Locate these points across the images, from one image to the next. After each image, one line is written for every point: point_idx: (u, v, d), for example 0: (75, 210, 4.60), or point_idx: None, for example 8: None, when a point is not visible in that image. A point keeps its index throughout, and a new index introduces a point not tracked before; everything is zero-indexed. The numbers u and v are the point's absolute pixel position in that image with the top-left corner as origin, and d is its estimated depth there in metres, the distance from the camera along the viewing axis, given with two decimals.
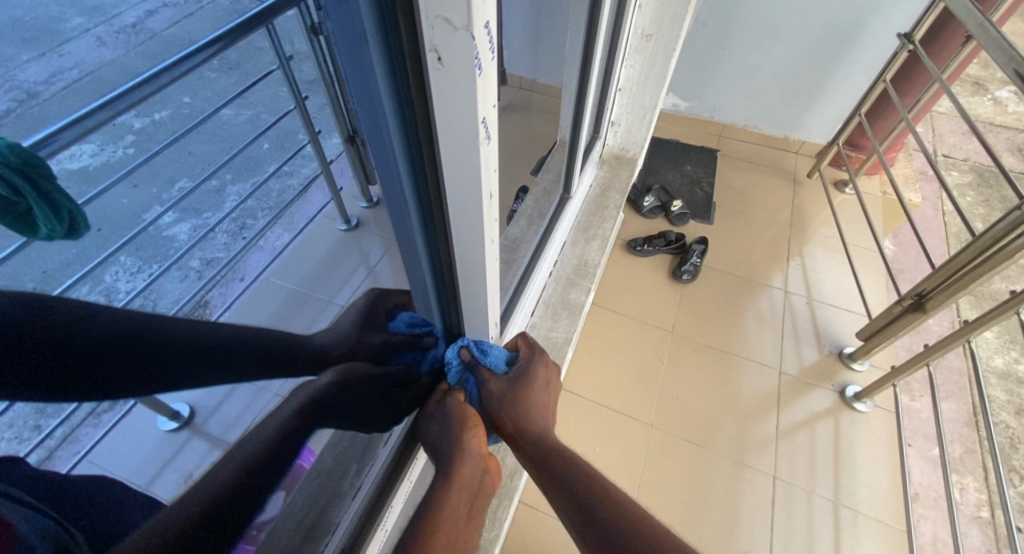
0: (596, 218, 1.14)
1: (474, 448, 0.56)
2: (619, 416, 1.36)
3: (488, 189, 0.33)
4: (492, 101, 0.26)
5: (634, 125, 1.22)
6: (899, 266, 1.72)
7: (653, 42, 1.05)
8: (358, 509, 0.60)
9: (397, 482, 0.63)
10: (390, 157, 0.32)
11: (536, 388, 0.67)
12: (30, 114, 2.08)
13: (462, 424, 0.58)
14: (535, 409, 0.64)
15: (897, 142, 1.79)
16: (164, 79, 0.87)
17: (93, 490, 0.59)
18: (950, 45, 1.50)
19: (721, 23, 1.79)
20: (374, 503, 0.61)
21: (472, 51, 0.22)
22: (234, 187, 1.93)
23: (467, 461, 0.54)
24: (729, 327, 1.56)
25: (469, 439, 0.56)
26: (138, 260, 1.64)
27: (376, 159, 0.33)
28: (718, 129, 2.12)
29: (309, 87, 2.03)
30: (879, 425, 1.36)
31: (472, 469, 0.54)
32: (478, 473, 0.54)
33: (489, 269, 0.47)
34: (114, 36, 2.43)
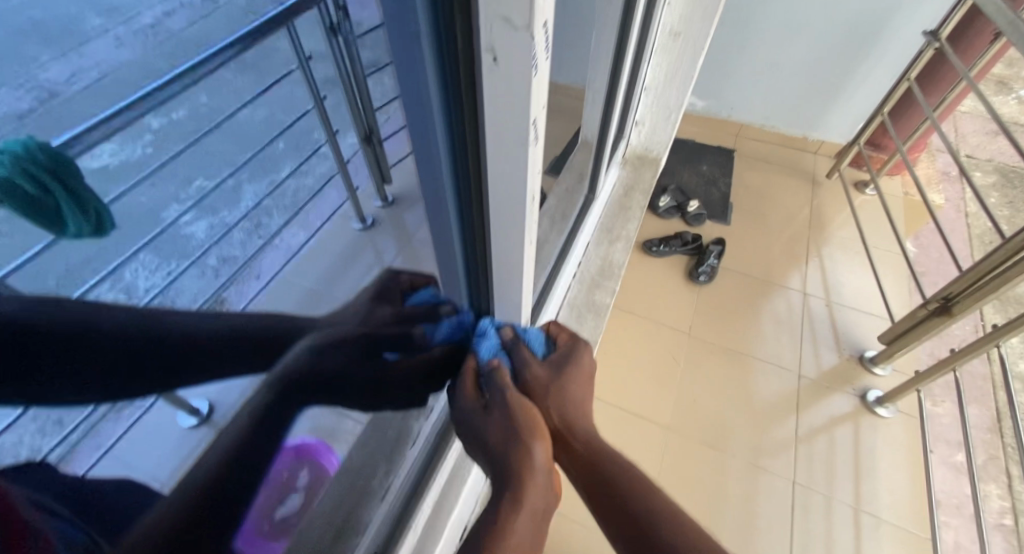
0: (619, 218, 1.13)
1: (537, 460, 0.52)
2: (635, 418, 1.35)
3: (532, 191, 0.33)
4: (543, 101, 0.26)
5: (658, 124, 1.21)
6: (921, 269, 1.68)
7: (682, 40, 1.04)
8: (389, 507, 0.63)
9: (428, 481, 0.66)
10: (436, 170, 0.31)
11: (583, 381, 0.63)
12: None
13: (525, 435, 0.53)
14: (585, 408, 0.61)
15: (920, 141, 1.76)
16: (189, 79, 0.88)
17: (121, 492, 0.58)
18: (978, 42, 1.46)
19: (740, 20, 1.77)
20: (406, 502, 0.64)
21: (530, 52, 0.21)
22: (250, 185, 1.95)
23: (533, 477, 0.51)
24: (747, 329, 1.54)
25: (531, 449, 0.52)
26: (158, 258, 1.66)
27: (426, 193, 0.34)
28: (735, 129, 2.10)
29: (326, 86, 2.05)
30: (901, 431, 1.34)
31: (540, 489, 0.51)
32: (544, 495, 0.52)
33: (525, 276, 0.46)
34: None
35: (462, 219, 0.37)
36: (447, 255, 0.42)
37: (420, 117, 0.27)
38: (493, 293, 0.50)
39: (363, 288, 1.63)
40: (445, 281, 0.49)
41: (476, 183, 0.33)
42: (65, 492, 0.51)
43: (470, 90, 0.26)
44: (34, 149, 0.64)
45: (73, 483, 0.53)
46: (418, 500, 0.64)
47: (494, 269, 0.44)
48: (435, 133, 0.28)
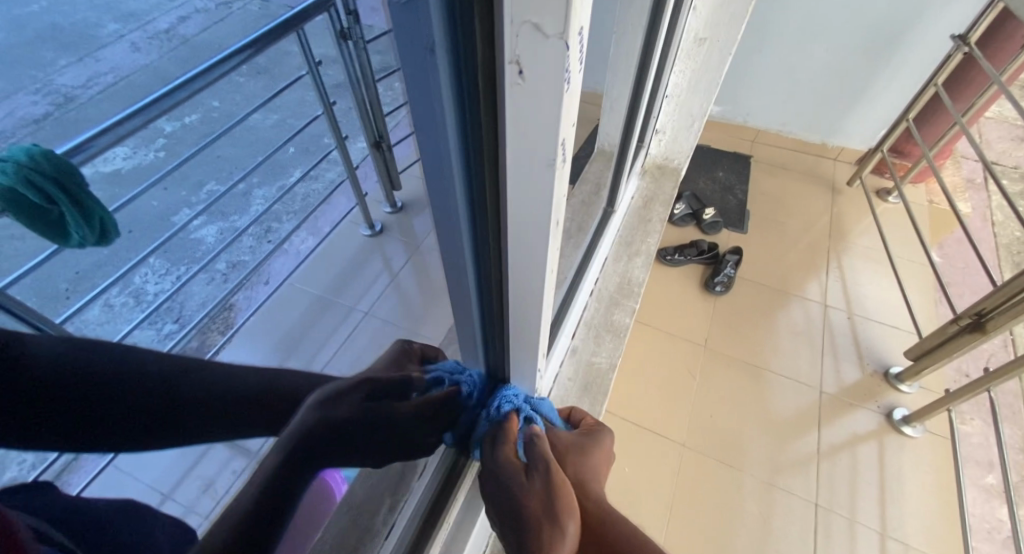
0: (638, 232, 1.09)
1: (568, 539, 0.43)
2: (649, 434, 1.30)
3: (556, 216, 0.29)
4: (572, 120, 0.23)
5: (679, 133, 1.17)
6: (948, 280, 1.62)
7: (707, 47, 1.00)
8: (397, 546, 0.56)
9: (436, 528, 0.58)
10: (450, 195, 0.28)
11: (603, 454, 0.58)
12: (67, 117, 2.15)
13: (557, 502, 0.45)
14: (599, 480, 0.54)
15: (946, 148, 1.70)
16: (196, 85, 0.87)
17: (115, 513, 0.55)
18: (1010, 45, 1.41)
19: (759, 25, 1.73)
20: (414, 543, 0.56)
21: (563, 62, 0.18)
22: (260, 190, 1.93)
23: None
24: (766, 341, 1.49)
25: (564, 523, 0.44)
26: (167, 262, 1.65)
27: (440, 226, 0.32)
28: (752, 135, 2.05)
29: (336, 91, 2.04)
30: (928, 451, 1.28)
31: None
32: None
33: (545, 304, 0.42)
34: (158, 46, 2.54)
35: (477, 246, 0.34)
36: (458, 281, 0.40)
37: (437, 150, 0.25)
38: (509, 323, 0.46)
39: (370, 296, 1.60)
40: (456, 306, 0.46)
41: (494, 208, 0.30)
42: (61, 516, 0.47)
43: (490, 124, 0.24)
44: (36, 159, 0.62)
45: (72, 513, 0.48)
46: (439, 519, 0.58)
47: (511, 301, 0.41)
48: (452, 173, 0.26)
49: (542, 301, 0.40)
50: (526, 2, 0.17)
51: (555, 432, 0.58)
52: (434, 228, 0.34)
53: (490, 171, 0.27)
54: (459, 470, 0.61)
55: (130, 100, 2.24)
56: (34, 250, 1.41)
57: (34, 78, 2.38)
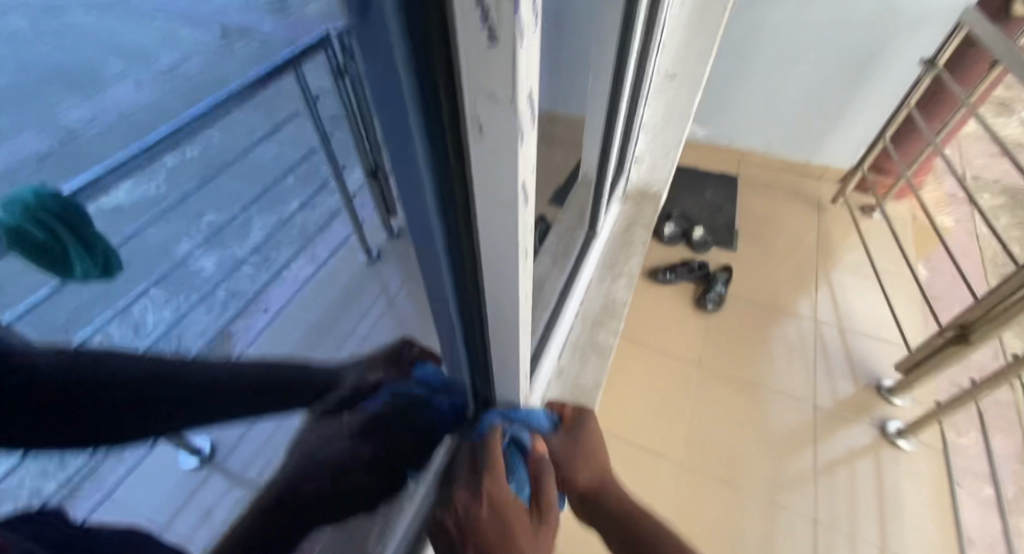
0: (620, 254, 1.13)
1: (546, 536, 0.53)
2: (644, 453, 1.31)
3: (524, 248, 0.32)
4: (531, 166, 0.26)
5: (657, 160, 1.22)
6: (935, 293, 1.65)
7: (677, 81, 1.05)
8: None
9: None
10: (427, 225, 0.30)
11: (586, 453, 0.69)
12: (72, 154, 2.22)
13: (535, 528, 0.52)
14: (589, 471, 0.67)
15: (925, 166, 1.75)
16: (198, 124, 0.92)
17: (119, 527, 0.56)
18: (976, 68, 1.47)
19: (738, 51, 1.80)
20: None
21: (515, 124, 0.22)
22: (259, 220, 1.98)
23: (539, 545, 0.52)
24: (759, 358, 1.51)
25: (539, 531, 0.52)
26: (166, 293, 1.68)
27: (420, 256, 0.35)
28: (737, 156, 2.11)
29: (333, 123, 2.11)
30: (924, 464, 1.28)
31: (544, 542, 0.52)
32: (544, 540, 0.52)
33: (524, 327, 0.44)
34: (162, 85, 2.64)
35: (456, 277, 0.36)
36: (441, 309, 0.41)
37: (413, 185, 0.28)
38: (491, 350, 0.48)
39: (366, 322, 1.62)
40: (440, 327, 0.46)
41: (467, 241, 0.32)
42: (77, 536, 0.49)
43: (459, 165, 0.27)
44: (41, 198, 0.67)
45: (74, 537, 0.49)
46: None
47: (489, 325, 0.43)
48: (428, 208, 0.29)
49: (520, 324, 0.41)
50: (481, 77, 0.20)
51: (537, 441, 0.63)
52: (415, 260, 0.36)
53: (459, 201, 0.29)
54: None
55: (134, 136, 2.31)
56: (36, 285, 1.44)
57: (41, 116, 2.46)
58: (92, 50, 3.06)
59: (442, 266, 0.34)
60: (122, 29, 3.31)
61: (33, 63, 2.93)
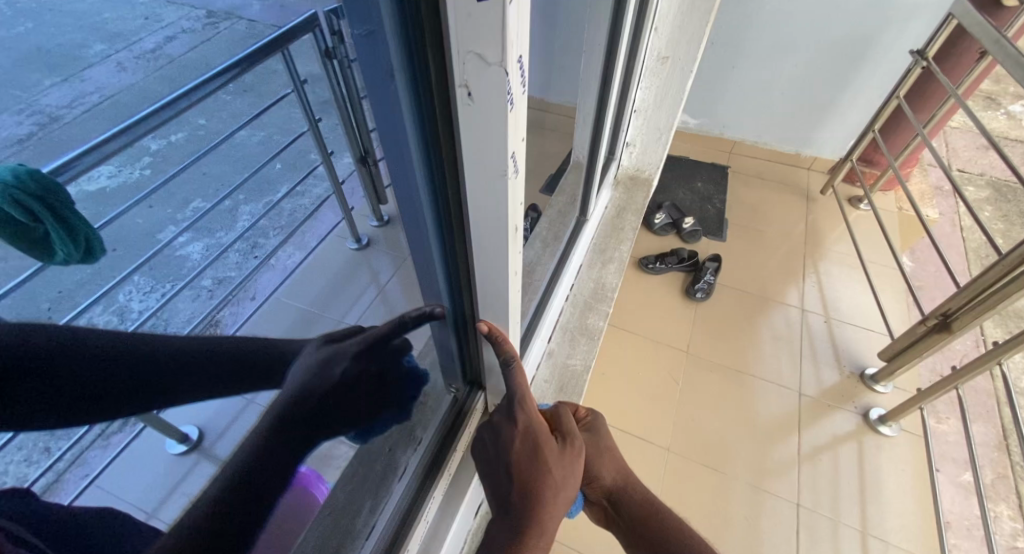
0: (611, 240, 1.13)
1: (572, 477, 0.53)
2: (633, 439, 1.32)
3: (514, 221, 0.32)
4: (522, 134, 0.26)
5: (649, 145, 1.22)
6: (919, 283, 1.67)
7: (669, 65, 1.05)
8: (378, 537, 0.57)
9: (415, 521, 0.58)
10: (413, 193, 0.30)
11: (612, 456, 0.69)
12: (50, 137, 2.16)
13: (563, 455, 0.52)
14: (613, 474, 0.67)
15: (912, 157, 1.77)
16: (181, 104, 0.90)
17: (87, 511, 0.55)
18: (965, 61, 1.48)
19: (731, 39, 1.80)
20: (396, 532, 0.57)
21: (504, 87, 0.21)
22: (246, 206, 1.95)
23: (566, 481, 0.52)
24: (747, 346, 1.53)
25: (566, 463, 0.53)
26: (151, 280, 1.65)
27: (408, 228, 0.35)
28: (728, 146, 2.11)
29: (322, 108, 2.08)
30: (905, 450, 1.31)
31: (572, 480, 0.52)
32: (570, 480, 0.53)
33: (515, 303, 0.44)
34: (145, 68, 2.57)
35: (444, 248, 0.36)
36: (429, 280, 0.41)
37: (401, 154, 0.27)
38: (480, 323, 0.48)
39: (356, 309, 1.61)
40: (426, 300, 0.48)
41: (456, 209, 0.32)
42: (52, 517, 0.49)
43: (447, 133, 0.26)
44: (21, 177, 0.64)
45: (48, 519, 0.48)
46: (417, 515, 0.58)
47: (480, 301, 0.43)
48: (415, 176, 0.28)
49: (509, 298, 0.41)
50: (469, 37, 0.20)
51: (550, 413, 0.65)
52: (402, 227, 0.36)
53: (448, 171, 0.29)
54: (442, 467, 0.63)
55: (115, 119, 2.25)
56: (14, 270, 1.41)
57: (18, 98, 2.39)
58: (71, 30, 2.97)
59: (430, 237, 0.33)
60: (103, 9, 3.21)
61: (8, 43, 2.84)
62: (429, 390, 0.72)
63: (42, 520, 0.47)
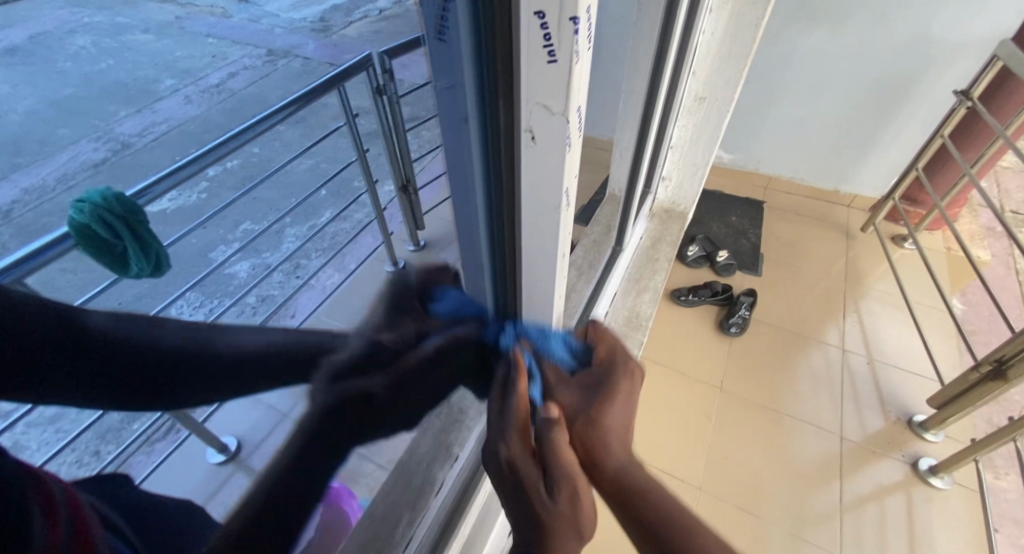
0: (646, 270, 1.14)
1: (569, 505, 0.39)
2: (662, 476, 1.29)
3: (562, 248, 0.34)
4: (575, 172, 0.29)
5: (684, 180, 1.24)
6: (972, 327, 1.60)
7: (707, 104, 1.08)
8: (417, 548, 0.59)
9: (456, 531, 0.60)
10: (472, 221, 0.34)
11: (622, 398, 0.47)
12: (123, 162, 2.37)
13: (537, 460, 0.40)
14: (622, 434, 0.44)
15: (960, 196, 1.72)
16: (247, 135, 0.99)
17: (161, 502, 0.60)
18: (1015, 100, 1.45)
19: (766, 78, 1.82)
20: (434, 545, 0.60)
21: (564, 133, 0.24)
22: (292, 229, 2.06)
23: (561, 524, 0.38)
24: (784, 386, 1.48)
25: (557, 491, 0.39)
26: (202, 295, 1.76)
27: (465, 252, 0.38)
28: (764, 181, 2.10)
29: (368, 139, 2.21)
30: (959, 505, 1.23)
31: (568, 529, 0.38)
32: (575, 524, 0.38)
33: (555, 321, 0.47)
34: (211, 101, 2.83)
35: (495, 271, 0.40)
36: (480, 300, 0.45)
37: (466, 185, 0.30)
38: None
39: None
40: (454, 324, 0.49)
41: (508, 236, 0.35)
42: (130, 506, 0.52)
43: (507, 169, 0.29)
44: (108, 199, 0.74)
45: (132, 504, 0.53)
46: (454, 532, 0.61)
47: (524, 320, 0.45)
48: (476, 206, 0.32)
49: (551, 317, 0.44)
50: (537, 91, 0.23)
51: (559, 392, 0.46)
52: (459, 251, 0.40)
53: (506, 205, 0.32)
54: (478, 482, 0.64)
55: (181, 147, 2.46)
56: (86, 283, 1.54)
57: (98, 127, 2.65)
58: (148, 66, 3.29)
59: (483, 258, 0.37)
60: (176, 48, 3.54)
61: (93, 78, 3.17)
62: (467, 406, 0.70)
63: (128, 506, 0.51)
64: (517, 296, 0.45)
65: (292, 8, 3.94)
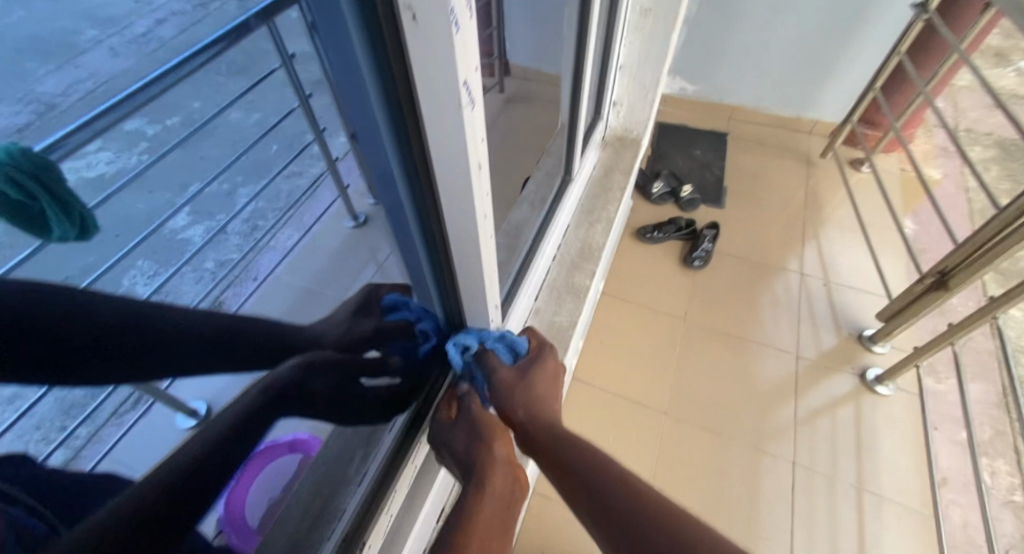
0: (599, 201, 1.13)
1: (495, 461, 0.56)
2: (632, 406, 1.34)
3: (473, 154, 0.33)
4: (470, 61, 0.27)
5: (636, 103, 1.20)
6: (922, 246, 1.66)
7: (652, 17, 1.02)
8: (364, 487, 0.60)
9: (400, 470, 0.61)
10: (366, 105, 0.29)
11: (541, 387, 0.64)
12: (46, 126, 2.17)
13: (486, 434, 0.58)
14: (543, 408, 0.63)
15: (914, 118, 1.75)
16: (171, 78, 0.90)
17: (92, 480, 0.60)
18: (971, 12, 1.43)
19: (727, 1, 1.75)
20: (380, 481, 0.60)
21: (446, 7, 0.22)
22: (244, 188, 1.95)
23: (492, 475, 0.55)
24: (747, 314, 1.53)
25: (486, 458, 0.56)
26: (154, 263, 1.68)
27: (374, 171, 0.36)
28: (728, 112, 2.07)
29: (316, 86, 2.07)
30: (902, 408, 1.33)
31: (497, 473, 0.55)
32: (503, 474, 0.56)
33: (484, 226, 0.43)
34: (140, 54, 2.58)
35: (402, 157, 0.34)
36: (402, 227, 0.43)
37: (355, 83, 0.28)
38: (450, 247, 0.46)
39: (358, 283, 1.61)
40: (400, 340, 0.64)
41: (409, 110, 0.30)
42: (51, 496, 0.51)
43: (397, 61, 0.27)
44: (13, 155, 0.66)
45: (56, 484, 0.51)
46: (404, 459, 0.62)
47: (452, 241, 0.45)
48: (372, 110, 0.30)
49: (476, 217, 0.40)
50: None
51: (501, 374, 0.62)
52: (356, 143, 0.34)
53: (405, 106, 0.30)
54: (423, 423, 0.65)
55: None
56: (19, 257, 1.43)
57: (12, 88, 2.40)
58: (60, 16, 2.95)
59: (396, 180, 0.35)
60: None
61: None
62: None
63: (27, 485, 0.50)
64: (447, 250, 0.47)
65: None
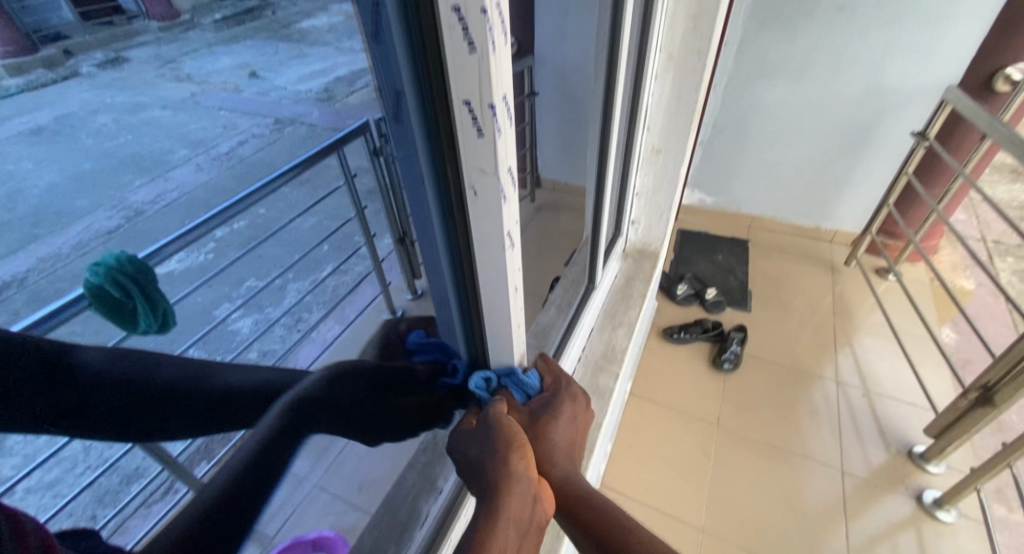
0: (622, 305, 1.19)
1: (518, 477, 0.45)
2: (665, 520, 1.27)
3: (512, 282, 0.40)
4: (513, 217, 0.35)
5: (653, 221, 1.31)
6: (964, 357, 1.61)
7: (662, 156, 1.17)
8: None
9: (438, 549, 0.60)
10: (432, 236, 0.38)
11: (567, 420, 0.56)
12: (135, 229, 2.48)
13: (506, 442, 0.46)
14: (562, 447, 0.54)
15: (933, 230, 1.80)
16: (251, 198, 1.08)
17: None
18: (970, 139, 1.54)
19: (737, 127, 1.95)
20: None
21: (498, 188, 0.31)
22: (294, 284, 2.13)
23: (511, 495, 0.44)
24: (783, 423, 1.48)
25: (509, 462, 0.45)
26: (205, 353, 1.80)
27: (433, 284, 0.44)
28: (748, 221, 2.19)
29: (369, 197, 2.34)
30: (971, 539, 1.20)
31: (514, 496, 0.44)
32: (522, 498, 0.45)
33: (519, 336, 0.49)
34: (222, 169, 3.00)
35: (456, 275, 0.42)
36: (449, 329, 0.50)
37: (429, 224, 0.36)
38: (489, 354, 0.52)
39: None
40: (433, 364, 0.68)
41: (466, 247, 0.38)
42: None
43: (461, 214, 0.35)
44: (122, 262, 0.80)
45: None
46: (447, 526, 0.62)
47: (490, 349, 0.51)
48: (438, 242, 0.38)
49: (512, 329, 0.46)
50: (475, 157, 0.29)
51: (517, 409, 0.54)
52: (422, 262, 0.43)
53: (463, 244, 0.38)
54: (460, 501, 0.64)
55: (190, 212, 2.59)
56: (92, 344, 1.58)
57: (113, 197, 2.80)
58: (162, 139, 3.51)
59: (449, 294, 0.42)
60: (189, 121, 3.79)
61: (111, 152, 3.37)
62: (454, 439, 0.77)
63: None
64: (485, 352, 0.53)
65: (298, 81, 4.25)
